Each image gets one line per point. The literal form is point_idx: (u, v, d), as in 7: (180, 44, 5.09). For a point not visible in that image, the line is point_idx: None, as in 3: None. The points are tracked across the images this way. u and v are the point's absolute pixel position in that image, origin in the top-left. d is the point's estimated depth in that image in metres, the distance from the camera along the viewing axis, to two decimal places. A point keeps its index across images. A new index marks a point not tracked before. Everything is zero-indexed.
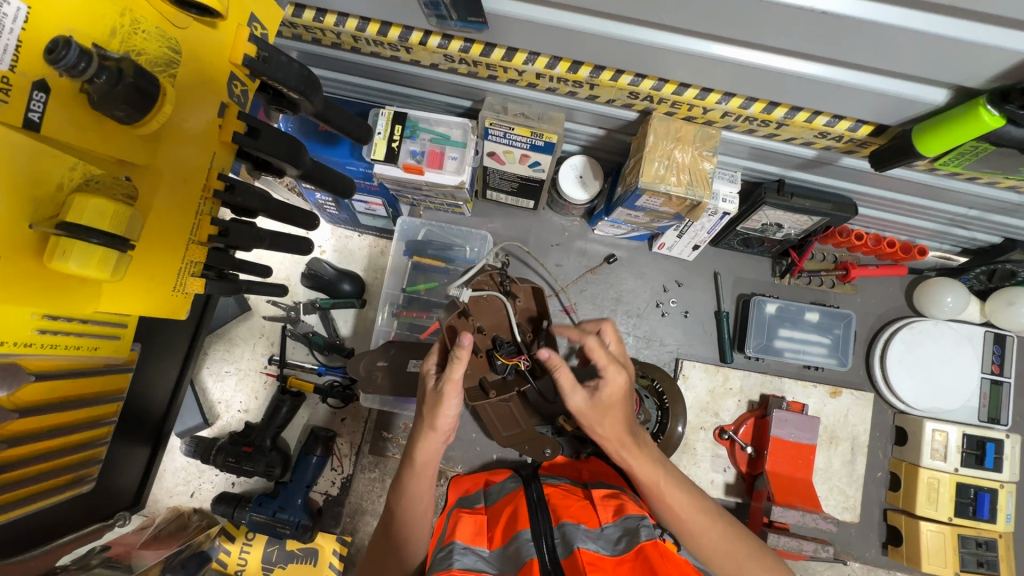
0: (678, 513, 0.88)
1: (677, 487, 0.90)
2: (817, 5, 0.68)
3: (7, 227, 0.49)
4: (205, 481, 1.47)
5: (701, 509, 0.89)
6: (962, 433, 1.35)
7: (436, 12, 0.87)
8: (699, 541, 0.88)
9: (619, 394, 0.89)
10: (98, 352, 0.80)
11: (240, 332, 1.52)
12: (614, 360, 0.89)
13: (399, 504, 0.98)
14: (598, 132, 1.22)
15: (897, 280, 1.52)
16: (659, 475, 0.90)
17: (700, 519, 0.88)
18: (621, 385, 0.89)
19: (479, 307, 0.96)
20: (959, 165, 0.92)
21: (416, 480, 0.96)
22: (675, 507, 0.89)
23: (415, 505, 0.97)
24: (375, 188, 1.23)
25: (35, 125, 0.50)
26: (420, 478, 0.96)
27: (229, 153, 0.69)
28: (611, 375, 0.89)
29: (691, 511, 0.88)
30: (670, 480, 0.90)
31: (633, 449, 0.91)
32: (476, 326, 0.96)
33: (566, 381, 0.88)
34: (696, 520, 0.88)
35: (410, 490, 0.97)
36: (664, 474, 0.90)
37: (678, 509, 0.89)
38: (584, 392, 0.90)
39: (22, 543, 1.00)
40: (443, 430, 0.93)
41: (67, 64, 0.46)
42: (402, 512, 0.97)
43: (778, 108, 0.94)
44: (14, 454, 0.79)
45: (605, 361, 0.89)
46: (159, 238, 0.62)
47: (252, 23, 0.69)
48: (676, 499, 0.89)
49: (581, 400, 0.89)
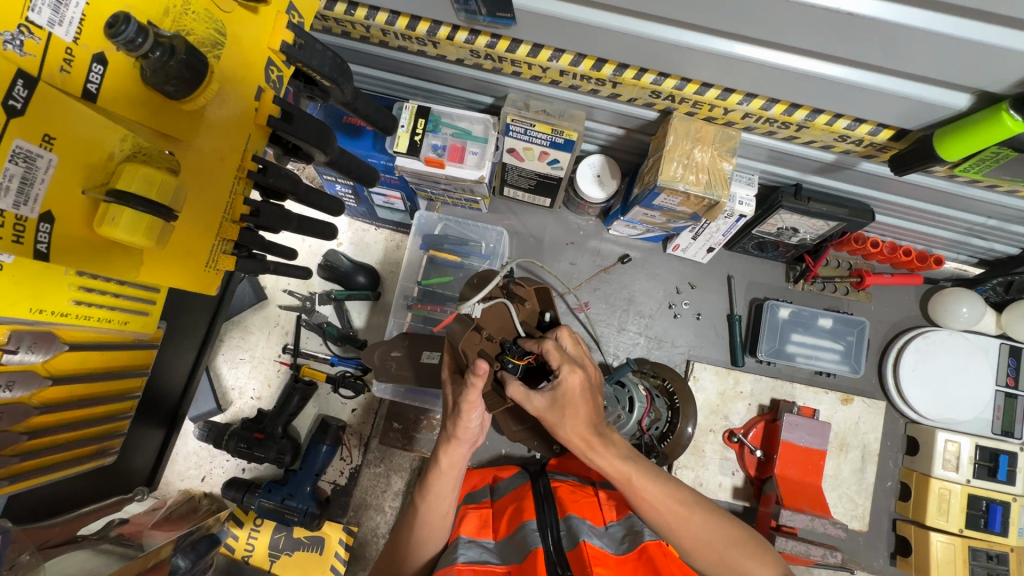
0: (655, 507, 0.83)
1: (651, 481, 0.84)
2: (843, 6, 0.69)
3: (62, 192, 0.51)
4: (216, 466, 1.49)
5: (677, 499, 0.84)
6: (974, 445, 1.33)
7: (466, 7, 0.90)
8: (680, 533, 0.83)
9: (578, 392, 0.80)
10: (128, 326, 0.83)
11: (255, 321, 1.54)
12: (568, 358, 0.80)
13: (421, 504, 0.95)
14: (617, 131, 1.23)
15: (911, 289, 1.52)
16: (630, 471, 0.84)
17: (677, 513, 0.83)
18: (580, 382, 0.80)
19: (488, 316, 0.89)
20: (979, 171, 0.92)
21: (440, 482, 0.94)
22: (651, 502, 0.83)
23: (436, 507, 0.94)
24: (395, 180, 1.25)
25: (92, 96, 0.53)
26: (445, 482, 0.94)
27: (263, 136, 0.71)
28: (563, 375, 0.79)
29: (667, 503, 0.84)
30: (643, 475, 0.84)
31: (602, 449, 0.84)
32: (486, 336, 0.88)
33: (518, 394, 0.81)
34: (675, 513, 0.83)
35: (432, 492, 0.94)
36: (636, 468, 0.84)
37: (654, 503, 0.83)
38: (542, 395, 0.81)
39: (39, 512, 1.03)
40: (467, 439, 0.91)
41: (126, 38, 0.50)
42: (423, 512, 0.95)
43: (799, 110, 0.95)
44: (45, 421, 0.81)
45: (558, 361, 0.80)
46: (197, 214, 0.64)
47: (291, 11, 0.71)
48: (652, 495, 0.84)
49: (541, 403, 0.81)
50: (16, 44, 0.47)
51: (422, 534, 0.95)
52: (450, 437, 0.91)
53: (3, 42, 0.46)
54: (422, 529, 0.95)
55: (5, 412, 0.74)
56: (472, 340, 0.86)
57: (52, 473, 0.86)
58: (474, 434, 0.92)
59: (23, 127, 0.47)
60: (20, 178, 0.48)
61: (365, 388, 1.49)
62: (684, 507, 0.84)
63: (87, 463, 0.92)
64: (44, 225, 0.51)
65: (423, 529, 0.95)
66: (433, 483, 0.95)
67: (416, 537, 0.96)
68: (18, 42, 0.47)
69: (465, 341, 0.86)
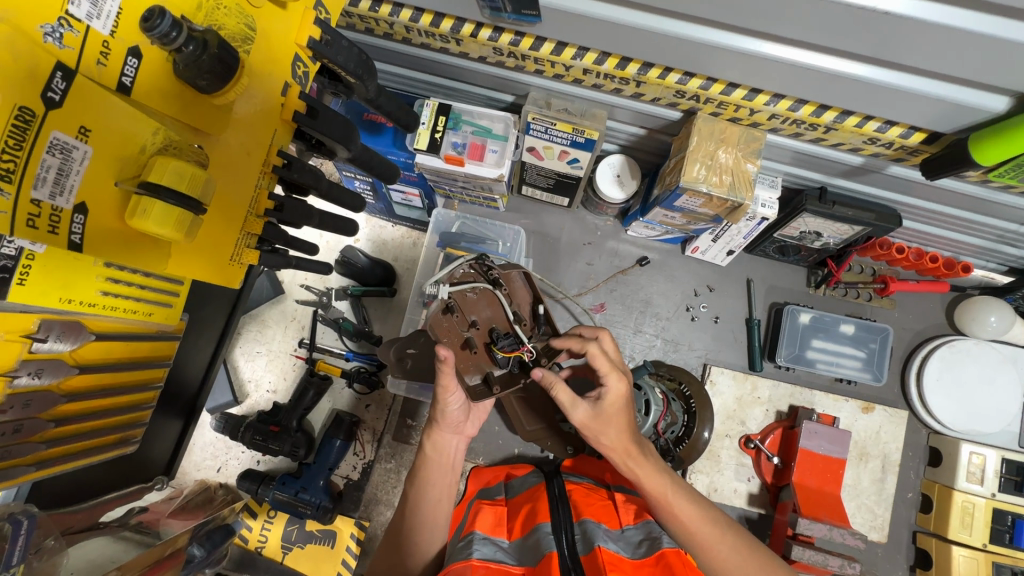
0: (688, 525, 0.83)
1: (687, 499, 0.85)
2: (879, 5, 0.67)
3: (96, 183, 0.52)
4: (231, 457, 1.51)
5: (710, 518, 0.84)
6: (1001, 458, 1.29)
7: (491, 5, 0.89)
8: (711, 556, 0.82)
9: (621, 402, 0.84)
10: (153, 318, 0.84)
11: (272, 315, 1.56)
12: (615, 367, 0.85)
13: (410, 490, 0.97)
14: (639, 131, 1.22)
15: (937, 297, 1.48)
16: (666, 488, 0.85)
17: (711, 533, 0.83)
18: (623, 391, 0.85)
19: (468, 302, 0.90)
20: (1015, 177, 0.89)
21: (429, 467, 0.96)
22: (685, 520, 0.83)
23: (428, 493, 0.95)
24: (413, 178, 1.26)
25: (126, 90, 0.53)
26: (432, 466, 0.96)
27: (289, 131, 0.71)
28: (611, 383, 0.84)
29: (701, 524, 0.83)
30: (679, 492, 0.85)
31: (641, 460, 0.86)
32: (470, 323, 0.89)
33: (566, 397, 0.84)
34: (708, 534, 0.83)
35: (422, 478, 0.95)
36: (672, 484, 0.85)
37: (689, 521, 0.83)
38: (586, 404, 0.85)
39: (66, 497, 1.05)
40: (450, 422, 0.95)
41: (160, 32, 0.51)
42: (414, 497, 0.95)
43: (828, 112, 0.93)
44: (71, 409, 0.83)
45: (605, 370, 0.84)
46: (224, 207, 0.65)
47: (318, 7, 0.71)
48: (687, 513, 0.84)
49: (584, 413, 0.84)
50: (55, 37, 0.47)
51: (415, 523, 0.95)
52: (436, 420, 0.96)
53: (43, 34, 0.46)
54: (415, 517, 0.95)
55: (32, 399, 0.75)
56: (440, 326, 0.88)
57: (78, 460, 0.87)
58: (458, 419, 0.95)
59: (61, 118, 0.48)
60: (57, 169, 0.49)
61: (378, 384, 1.50)
62: (716, 529, 0.83)
63: (110, 450, 0.93)
64: (78, 216, 0.51)
65: (417, 518, 0.95)
66: (424, 468, 0.96)
67: (409, 524, 0.95)
68: (58, 35, 0.47)
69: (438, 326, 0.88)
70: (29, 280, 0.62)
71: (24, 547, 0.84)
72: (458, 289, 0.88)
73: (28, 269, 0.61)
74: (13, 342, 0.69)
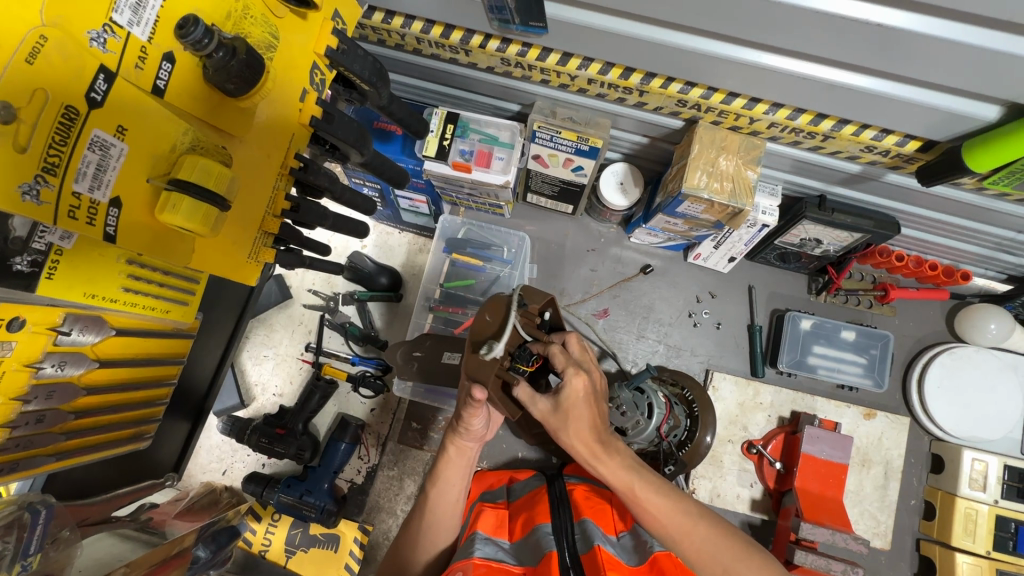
0: (658, 517, 0.83)
1: (653, 496, 0.84)
2: (872, 18, 0.70)
3: (130, 179, 0.55)
4: (237, 460, 1.53)
5: (679, 510, 0.84)
6: (1003, 464, 1.30)
7: (500, 16, 0.93)
8: (682, 547, 0.82)
9: (581, 396, 0.83)
10: (170, 315, 0.86)
11: (280, 319, 1.58)
12: (572, 362, 0.84)
13: (431, 491, 0.97)
14: (642, 139, 1.25)
15: (937, 304, 1.50)
16: (632, 481, 0.85)
17: (681, 525, 0.83)
18: (583, 387, 0.83)
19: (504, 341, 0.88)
20: (1009, 184, 0.91)
21: (449, 469, 0.97)
22: (653, 514, 0.83)
23: (446, 494, 0.97)
24: (422, 185, 1.29)
25: (160, 92, 0.56)
26: (450, 468, 0.97)
27: (306, 135, 0.75)
28: (568, 378, 0.83)
29: (671, 515, 0.83)
30: (646, 485, 0.85)
31: (606, 458, 0.86)
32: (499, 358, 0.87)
33: (524, 395, 0.84)
34: (678, 525, 0.83)
35: (443, 479, 0.97)
36: (638, 480, 0.85)
37: (657, 514, 0.84)
38: (546, 398, 0.84)
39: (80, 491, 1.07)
40: (474, 434, 0.95)
41: (193, 38, 0.54)
42: (433, 500, 0.97)
43: (825, 121, 0.96)
44: (90, 402, 0.85)
45: (563, 364, 0.84)
46: (246, 205, 0.68)
47: (336, 18, 0.75)
48: (653, 506, 0.84)
49: (544, 407, 0.84)
50: (100, 41, 0.50)
51: (429, 525, 0.97)
52: (459, 430, 0.95)
53: (89, 39, 0.49)
54: (432, 519, 0.96)
55: (54, 390, 0.77)
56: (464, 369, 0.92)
57: (91, 454, 0.89)
58: (482, 431, 0.96)
59: (102, 117, 0.51)
60: (96, 165, 0.51)
61: (384, 388, 1.49)
62: (684, 521, 0.83)
63: (125, 445, 0.96)
64: (114, 209, 0.54)
65: (435, 518, 0.97)
66: (444, 470, 0.98)
67: (429, 523, 0.97)
68: (102, 40, 0.50)
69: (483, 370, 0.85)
70: (57, 274, 0.65)
71: (42, 536, 0.87)
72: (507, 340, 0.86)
73: (56, 263, 0.65)
74: (39, 334, 0.71)
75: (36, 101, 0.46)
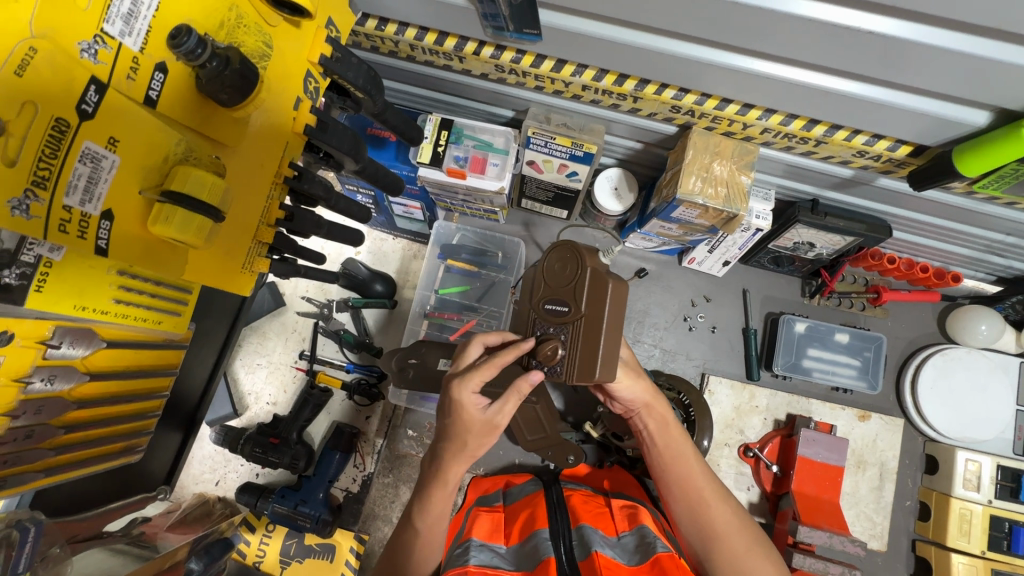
0: (692, 482, 0.93)
1: (694, 458, 0.95)
2: (864, 26, 0.71)
3: (122, 191, 0.54)
4: (230, 470, 1.51)
5: (715, 488, 0.92)
6: (996, 464, 1.31)
7: (495, 23, 0.93)
8: (710, 514, 0.90)
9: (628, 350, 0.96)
10: (162, 326, 0.85)
11: (273, 327, 1.57)
12: None
13: (425, 509, 0.90)
14: (636, 145, 1.26)
15: (929, 306, 1.51)
16: (681, 444, 0.96)
17: (714, 491, 0.92)
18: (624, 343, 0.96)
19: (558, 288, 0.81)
20: (998, 187, 0.93)
21: (440, 488, 0.89)
22: (690, 478, 0.93)
23: (439, 512, 0.91)
24: (416, 191, 1.29)
25: (152, 103, 0.55)
26: (443, 499, 0.90)
27: (300, 143, 0.74)
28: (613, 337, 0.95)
29: (704, 486, 0.92)
30: (690, 454, 0.96)
31: (661, 416, 0.98)
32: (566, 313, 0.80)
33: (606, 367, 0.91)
34: (711, 491, 0.92)
35: (435, 497, 0.90)
36: (685, 443, 0.97)
37: (696, 475, 0.93)
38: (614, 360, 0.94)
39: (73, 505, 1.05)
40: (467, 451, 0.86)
41: (186, 48, 0.54)
42: (424, 534, 0.91)
43: (818, 126, 0.97)
44: (80, 416, 0.83)
45: None
46: (239, 215, 0.67)
47: (330, 26, 0.75)
48: (695, 466, 0.94)
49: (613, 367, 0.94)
50: (91, 52, 0.49)
51: (424, 554, 0.93)
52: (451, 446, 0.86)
53: (80, 50, 0.48)
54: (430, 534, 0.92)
55: (44, 405, 0.75)
56: (469, 378, 0.82)
57: (81, 469, 0.87)
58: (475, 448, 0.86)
59: (92, 129, 0.50)
60: (87, 177, 0.51)
61: (380, 396, 1.51)
62: (718, 490, 0.92)
63: (116, 458, 0.94)
64: (105, 222, 0.53)
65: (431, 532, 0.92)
66: (435, 501, 0.90)
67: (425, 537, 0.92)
68: (92, 51, 0.49)
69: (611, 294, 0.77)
70: (46, 286, 0.64)
71: (31, 554, 0.86)
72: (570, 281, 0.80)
73: (45, 276, 0.64)
74: (28, 348, 0.70)
75: (24, 116, 0.45)
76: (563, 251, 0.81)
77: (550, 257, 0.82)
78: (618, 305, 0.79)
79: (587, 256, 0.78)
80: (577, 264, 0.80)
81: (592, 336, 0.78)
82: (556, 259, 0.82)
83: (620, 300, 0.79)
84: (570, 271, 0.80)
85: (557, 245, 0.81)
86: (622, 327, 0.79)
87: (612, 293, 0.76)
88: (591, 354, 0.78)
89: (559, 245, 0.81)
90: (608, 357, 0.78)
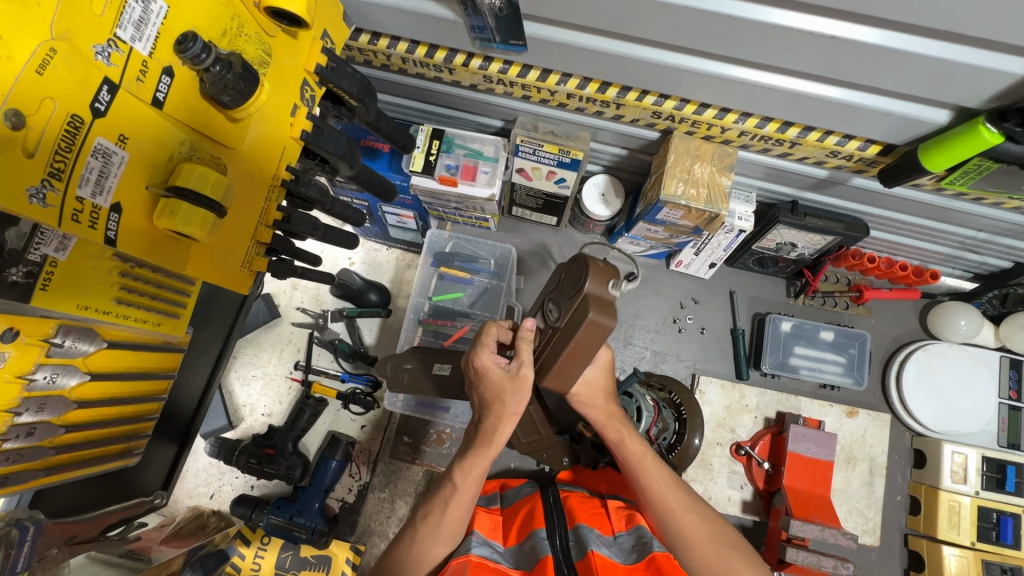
0: (655, 492, 0.95)
1: (655, 469, 0.97)
2: (826, 30, 0.76)
3: (131, 185, 0.58)
4: (225, 483, 1.50)
5: (681, 491, 0.95)
6: (981, 456, 1.34)
7: (482, 35, 0.97)
8: (681, 523, 0.92)
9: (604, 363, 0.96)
10: (161, 328, 0.86)
11: (268, 338, 1.58)
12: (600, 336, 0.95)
13: (462, 474, 0.91)
14: (621, 151, 1.31)
15: (910, 304, 1.55)
16: (644, 455, 0.98)
17: (680, 500, 0.94)
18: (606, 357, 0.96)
19: (563, 288, 0.82)
20: (965, 183, 0.97)
21: (479, 449, 0.90)
22: (653, 486, 0.95)
23: (474, 480, 0.91)
24: (409, 201, 1.32)
25: (159, 104, 0.59)
26: (483, 460, 0.90)
27: (298, 148, 0.78)
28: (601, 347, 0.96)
29: (671, 494, 0.94)
30: (654, 462, 0.98)
31: (621, 427, 1.00)
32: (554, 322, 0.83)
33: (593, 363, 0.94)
34: (676, 500, 0.94)
35: (476, 463, 0.90)
36: (648, 454, 0.98)
37: (659, 487, 0.95)
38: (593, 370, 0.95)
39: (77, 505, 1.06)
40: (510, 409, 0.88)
41: (192, 53, 0.58)
42: (460, 493, 0.90)
43: (791, 128, 1.02)
44: (82, 416, 0.85)
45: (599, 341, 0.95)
46: (238, 213, 0.70)
47: (325, 36, 0.79)
48: (657, 479, 0.96)
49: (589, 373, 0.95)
50: (105, 55, 0.52)
51: (455, 517, 0.90)
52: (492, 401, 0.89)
53: (94, 53, 0.52)
54: (457, 504, 0.90)
55: (46, 403, 0.77)
56: (482, 346, 0.89)
57: (82, 469, 0.88)
58: (513, 410, 0.88)
59: (104, 126, 0.54)
60: (99, 172, 0.54)
61: (374, 404, 1.52)
62: (685, 499, 0.94)
63: (114, 461, 0.95)
64: (115, 214, 0.57)
65: (461, 496, 0.90)
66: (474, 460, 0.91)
67: (456, 501, 0.90)
68: (106, 54, 0.53)
69: (585, 328, 0.78)
70: (51, 285, 0.67)
71: (28, 556, 0.88)
72: (569, 300, 0.80)
73: (51, 275, 0.66)
74: (32, 346, 0.73)
75: (44, 111, 0.49)
76: (575, 265, 0.81)
77: (566, 267, 0.83)
78: (594, 338, 0.80)
79: (590, 274, 0.77)
80: (576, 283, 0.80)
81: (557, 348, 0.82)
82: (567, 273, 0.82)
83: (597, 335, 0.80)
84: (573, 284, 0.80)
85: (574, 257, 0.81)
86: (589, 352, 0.82)
87: (586, 327, 0.78)
88: (549, 362, 0.84)
89: (576, 258, 0.81)
90: (564, 372, 0.85)
